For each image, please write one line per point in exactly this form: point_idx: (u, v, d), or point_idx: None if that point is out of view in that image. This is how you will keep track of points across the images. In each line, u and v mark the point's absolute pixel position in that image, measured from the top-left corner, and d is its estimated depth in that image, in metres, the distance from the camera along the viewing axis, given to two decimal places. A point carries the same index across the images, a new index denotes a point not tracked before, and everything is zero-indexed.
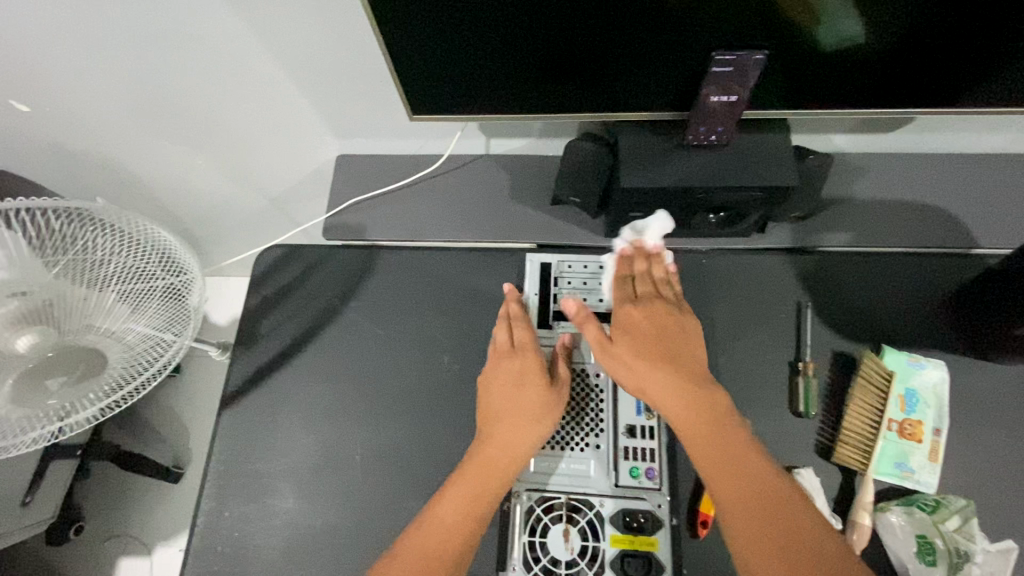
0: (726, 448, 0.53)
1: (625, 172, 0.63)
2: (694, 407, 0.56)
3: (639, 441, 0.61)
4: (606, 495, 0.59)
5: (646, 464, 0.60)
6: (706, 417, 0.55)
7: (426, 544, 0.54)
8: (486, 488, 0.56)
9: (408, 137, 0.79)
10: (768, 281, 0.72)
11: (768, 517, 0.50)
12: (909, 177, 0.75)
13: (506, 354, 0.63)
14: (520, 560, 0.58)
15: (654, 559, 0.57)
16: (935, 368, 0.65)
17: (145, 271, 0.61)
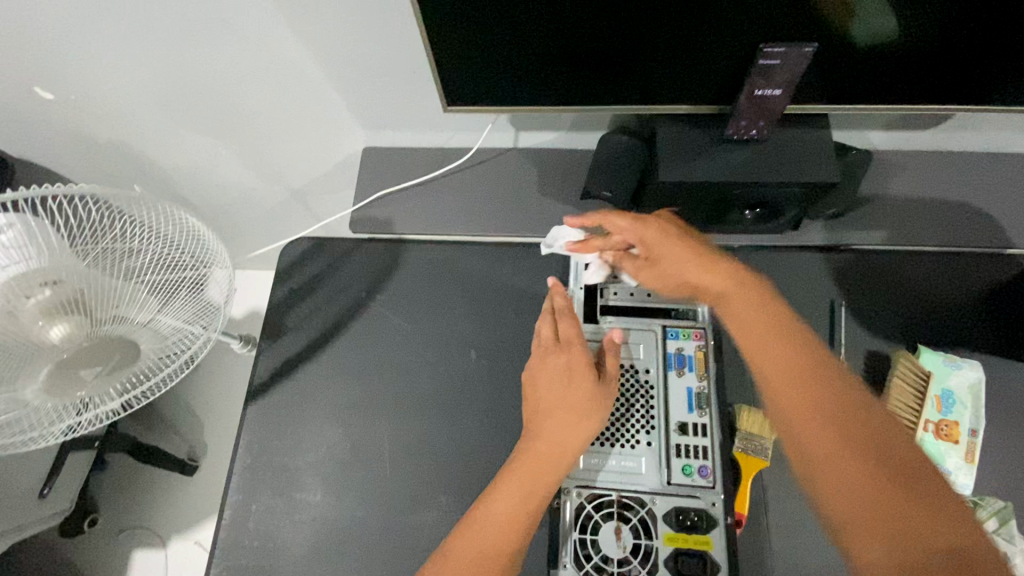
0: (803, 370, 0.49)
1: (663, 166, 0.62)
2: (761, 318, 0.53)
3: (693, 439, 0.59)
4: (658, 493, 0.57)
5: (700, 462, 0.58)
6: (781, 341, 0.51)
7: (478, 543, 0.53)
8: (538, 485, 0.55)
9: (434, 131, 0.79)
10: (802, 279, 0.71)
11: (856, 449, 0.44)
12: (943, 175, 0.74)
13: (552, 349, 0.61)
14: (570, 558, 0.56)
15: (710, 559, 0.55)
16: (972, 368, 0.64)
17: (173, 263, 0.62)
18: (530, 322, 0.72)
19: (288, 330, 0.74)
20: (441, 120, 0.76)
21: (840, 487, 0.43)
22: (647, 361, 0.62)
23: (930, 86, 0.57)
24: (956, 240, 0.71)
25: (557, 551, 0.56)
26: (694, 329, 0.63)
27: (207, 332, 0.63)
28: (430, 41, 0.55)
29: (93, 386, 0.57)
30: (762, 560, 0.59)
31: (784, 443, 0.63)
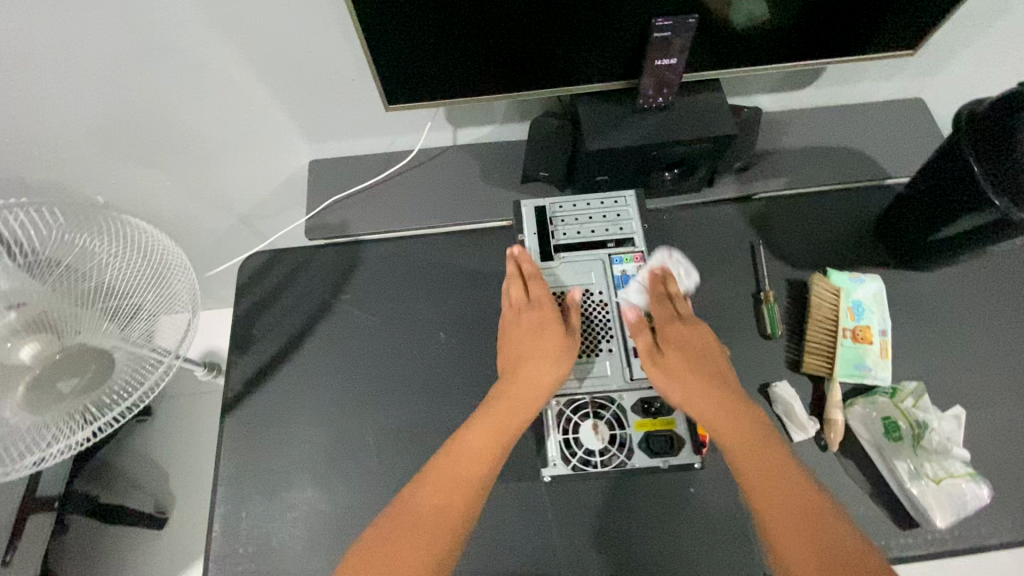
0: (744, 429, 0.57)
1: (588, 137, 0.70)
2: (727, 408, 0.58)
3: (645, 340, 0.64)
4: (624, 389, 0.63)
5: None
6: (727, 400, 0.59)
7: (449, 478, 0.57)
8: (508, 423, 0.59)
9: (377, 136, 0.84)
10: (723, 227, 0.80)
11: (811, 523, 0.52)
12: (824, 125, 0.86)
13: (523, 304, 0.65)
14: (557, 456, 0.62)
15: (676, 436, 0.61)
16: (873, 281, 0.75)
17: (139, 282, 0.63)
18: (491, 297, 0.77)
19: (257, 340, 0.76)
20: (382, 124, 0.81)
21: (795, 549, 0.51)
22: (599, 284, 0.67)
23: (795, 46, 0.68)
24: (843, 178, 0.83)
25: (545, 452, 0.62)
26: (635, 253, 0.68)
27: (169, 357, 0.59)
28: (371, 43, 0.60)
29: (58, 407, 0.54)
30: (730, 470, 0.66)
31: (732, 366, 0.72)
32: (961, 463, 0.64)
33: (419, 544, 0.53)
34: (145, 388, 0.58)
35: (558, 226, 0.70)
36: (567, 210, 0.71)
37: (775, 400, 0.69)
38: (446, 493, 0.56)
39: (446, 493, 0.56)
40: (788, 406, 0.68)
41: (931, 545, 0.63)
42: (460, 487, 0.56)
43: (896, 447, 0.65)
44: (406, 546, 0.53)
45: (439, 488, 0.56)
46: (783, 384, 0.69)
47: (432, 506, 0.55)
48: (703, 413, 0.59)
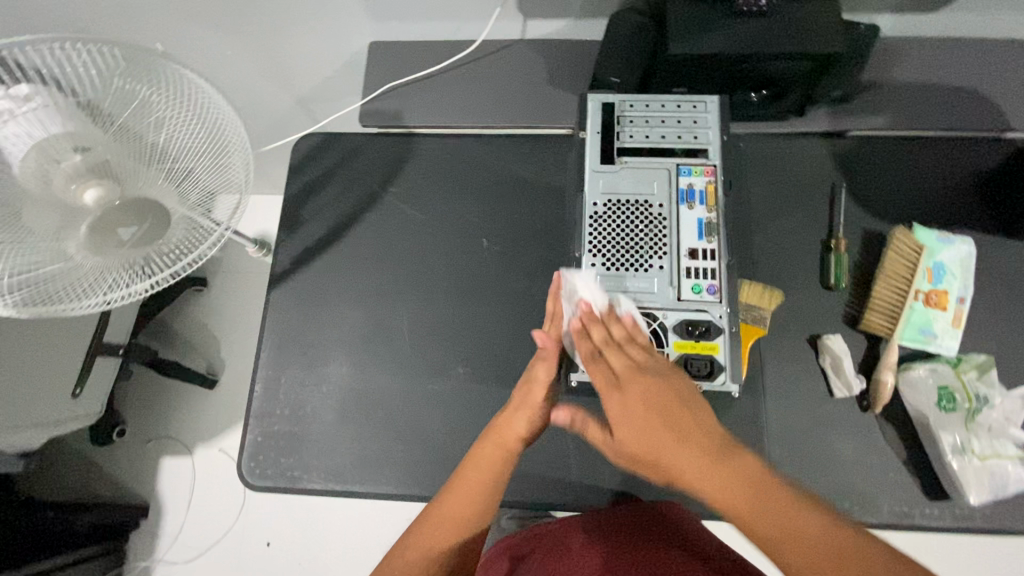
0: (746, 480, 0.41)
1: (674, 38, 0.62)
2: (715, 466, 0.42)
3: (701, 262, 0.58)
4: (669, 307, 0.57)
5: (708, 280, 0.58)
6: (680, 421, 0.45)
7: (465, 487, 0.54)
8: (508, 438, 0.56)
9: (441, 21, 0.77)
10: (802, 163, 0.73)
11: (788, 535, 0.38)
12: (951, 57, 0.73)
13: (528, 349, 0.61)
14: None
15: (715, 361, 0.56)
16: (963, 243, 0.67)
17: (193, 143, 0.62)
18: (540, 208, 0.75)
19: (307, 221, 0.77)
20: (450, 5, 0.74)
21: (789, 553, 0.37)
22: (661, 197, 0.60)
23: None
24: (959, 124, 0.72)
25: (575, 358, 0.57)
26: (706, 166, 0.61)
27: (219, 229, 0.61)
28: None
29: (122, 255, 0.57)
30: (758, 414, 0.65)
31: (782, 313, 0.68)
32: (1013, 446, 0.61)
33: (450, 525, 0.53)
34: (189, 260, 0.60)
35: (624, 126, 0.63)
36: (637, 110, 0.63)
37: (824, 352, 0.66)
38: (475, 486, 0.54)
39: (442, 528, 0.53)
40: (837, 360, 0.65)
41: (958, 520, 0.60)
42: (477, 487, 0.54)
43: (947, 417, 0.62)
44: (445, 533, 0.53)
45: (441, 535, 0.53)
46: (836, 337, 0.66)
47: (460, 507, 0.54)
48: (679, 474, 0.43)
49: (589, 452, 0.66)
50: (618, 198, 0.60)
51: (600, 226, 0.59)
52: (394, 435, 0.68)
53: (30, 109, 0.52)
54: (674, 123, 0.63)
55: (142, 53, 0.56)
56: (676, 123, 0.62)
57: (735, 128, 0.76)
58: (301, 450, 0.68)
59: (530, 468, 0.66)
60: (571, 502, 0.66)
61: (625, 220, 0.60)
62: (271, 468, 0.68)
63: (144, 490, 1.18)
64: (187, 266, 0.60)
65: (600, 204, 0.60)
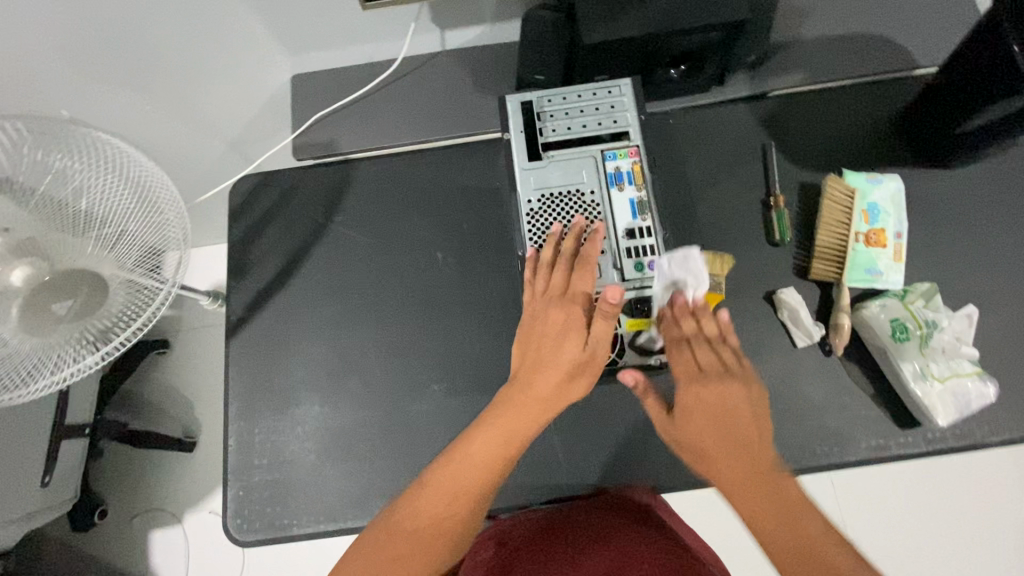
0: (777, 497, 0.49)
1: (587, 27, 0.63)
2: (755, 470, 0.52)
3: (639, 241, 0.60)
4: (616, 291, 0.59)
5: (650, 258, 0.59)
6: (733, 421, 0.55)
7: (461, 468, 0.53)
8: (545, 398, 0.57)
9: (359, 43, 0.77)
10: (732, 128, 0.76)
11: (809, 552, 0.46)
12: (851, 9, 0.77)
13: (554, 299, 0.59)
14: None
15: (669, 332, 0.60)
16: (891, 181, 0.70)
17: (118, 204, 0.59)
18: (487, 213, 0.75)
19: (256, 264, 0.75)
20: (364, 28, 0.74)
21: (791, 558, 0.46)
22: (591, 183, 0.61)
23: None
24: (867, 68, 0.76)
25: None
26: (629, 148, 0.62)
27: (165, 289, 0.58)
28: None
29: (62, 331, 0.55)
30: None
31: (735, 275, 0.70)
32: (969, 363, 0.63)
33: (457, 501, 0.52)
34: (137, 326, 0.56)
35: (546, 121, 0.64)
36: (555, 104, 0.64)
37: (781, 306, 0.68)
38: (505, 439, 0.55)
39: (459, 493, 0.52)
40: (794, 312, 0.67)
41: (931, 443, 0.63)
42: (513, 447, 0.54)
43: (905, 347, 0.63)
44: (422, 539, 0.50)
45: (439, 507, 0.51)
46: (790, 290, 0.68)
47: (463, 483, 0.52)
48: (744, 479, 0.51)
49: (575, 444, 0.67)
50: (550, 192, 0.62)
51: (538, 222, 0.61)
52: (379, 463, 0.67)
53: None
54: (592, 111, 0.63)
55: (49, 123, 0.56)
56: (593, 110, 0.63)
57: (650, 108, 0.77)
58: (287, 496, 0.67)
59: (520, 470, 0.66)
60: (565, 496, 0.66)
61: (561, 212, 0.62)
62: (259, 520, 0.66)
63: (137, 569, 1.13)
64: (137, 331, 0.57)
65: (535, 200, 0.61)
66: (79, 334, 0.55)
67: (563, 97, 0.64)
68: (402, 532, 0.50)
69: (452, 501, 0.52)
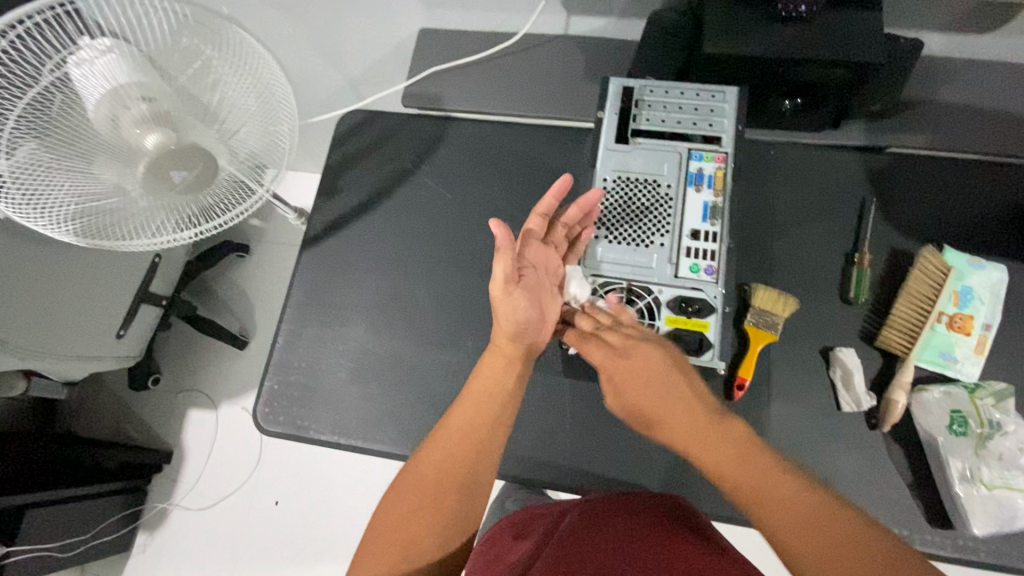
0: (745, 454, 0.46)
1: (710, 37, 0.63)
2: (708, 426, 0.48)
3: (701, 244, 0.61)
4: (665, 284, 0.60)
5: (707, 262, 0.61)
6: (664, 380, 0.51)
7: (451, 431, 0.52)
8: (512, 348, 0.56)
9: (489, 12, 0.80)
10: (834, 173, 0.73)
11: (803, 521, 0.41)
12: (1001, 83, 0.71)
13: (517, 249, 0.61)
14: None
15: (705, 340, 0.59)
16: (995, 269, 0.65)
17: (245, 107, 0.67)
18: None
19: (343, 190, 0.81)
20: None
21: (794, 536, 0.41)
22: (669, 178, 0.63)
23: None
24: (1002, 148, 0.70)
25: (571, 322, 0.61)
26: (717, 153, 0.63)
27: (260, 193, 0.69)
28: None
29: (172, 197, 0.63)
30: (759, 418, 0.64)
31: (795, 321, 0.68)
32: None
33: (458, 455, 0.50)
34: (240, 211, 0.70)
35: (643, 109, 0.66)
36: (656, 95, 0.66)
37: (835, 364, 0.65)
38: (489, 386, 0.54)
39: (454, 455, 0.50)
40: (848, 374, 0.64)
41: (959, 550, 0.59)
42: (491, 399, 0.53)
43: (957, 440, 0.60)
44: (425, 497, 0.49)
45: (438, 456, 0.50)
46: (849, 350, 0.65)
47: (462, 437, 0.51)
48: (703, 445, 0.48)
49: (585, 437, 0.67)
50: (628, 176, 0.64)
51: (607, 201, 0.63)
52: (400, 399, 0.71)
53: (106, 59, 0.56)
54: (691, 110, 0.65)
55: (209, 18, 0.60)
56: (692, 110, 0.65)
57: (750, 133, 0.75)
58: (313, 403, 0.72)
59: (526, 446, 0.68)
60: (563, 483, 0.67)
61: (633, 197, 0.63)
62: (283, 416, 0.72)
63: (170, 437, 1.25)
64: (237, 216, 0.70)
65: (610, 180, 0.64)
66: (183, 204, 0.66)
67: (667, 91, 0.67)
68: (412, 485, 0.49)
69: (457, 456, 0.50)
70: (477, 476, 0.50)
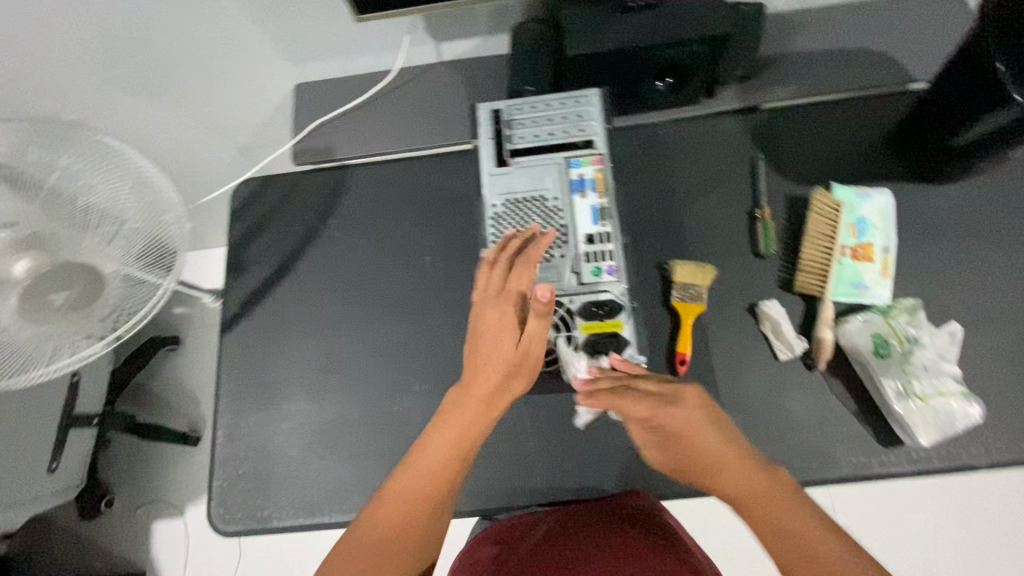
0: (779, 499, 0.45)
1: (570, 40, 0.65)
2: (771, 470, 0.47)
3: (597, 246, 0.64)
4: (573, 291, 0.63)
5: (606, 263, 0.63)
6: (711, 424, 0.49)
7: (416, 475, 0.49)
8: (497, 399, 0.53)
9: (359, 55, 0.80)
10: (720, 140, 0.76)
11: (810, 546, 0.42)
12: (844, 25, 0.77)
13: (492, 298, 0.55)
14: None
15: (620, 336, 0.61)
16: (880, 195, 0.70)
17: (122, 205, 0.64)
18: (476, 220, 0.77)
19: (252, 263, 0.78)
20: (361, 41, 0.77)
21: None
22: (555, 190, 0.66)
23: None
24: (860, 84, 0.75)
25: None
26: (593, 157, 0.67)
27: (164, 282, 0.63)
28: None
29: (60, 319, 0.57)
30: (708, 388, 0.66)
31: (718, 287, 0.70)
32: (953, 381, 0.62)
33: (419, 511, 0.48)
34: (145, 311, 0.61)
35: (515, 130, 0.69)
36: (524, 113, 0.68)
37: (763, 319, 0.67)
38: (451, 444, 0.50)
39: (414, 506, 0.48)
40: (776, 324, 0.66)
41: (913, 463, 0.62)
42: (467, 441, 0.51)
43: (884, 364, 0.63)
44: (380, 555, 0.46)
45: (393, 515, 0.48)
46: (772, 302, 0.67)
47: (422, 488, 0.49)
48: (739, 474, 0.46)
49: (551, 450, 0.67)
50: (515, 197, 0.66)
51: (500, 224, 0.65)
52: (359, 462, 0.69)
53: None
54: (559, 120, 0.68)
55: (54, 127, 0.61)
56: (561, 120, 0.68)
57: (615, 121, 0.77)
58: (270, 490, 0.69)
59: (495, 475, 0.67)
60: (539, 501, 0.66)
61: (525, 215, 0.65)
62: (239, 511, 0.68)
63: (138, 558, 1.16)
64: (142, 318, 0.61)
65: (500, 205, 0.65)
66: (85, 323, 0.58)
67: (533, 107, 0.69)
68: (362, 546, 0.46)
69: (415, 511, 0.48)
70: (435, 525, 0.49)
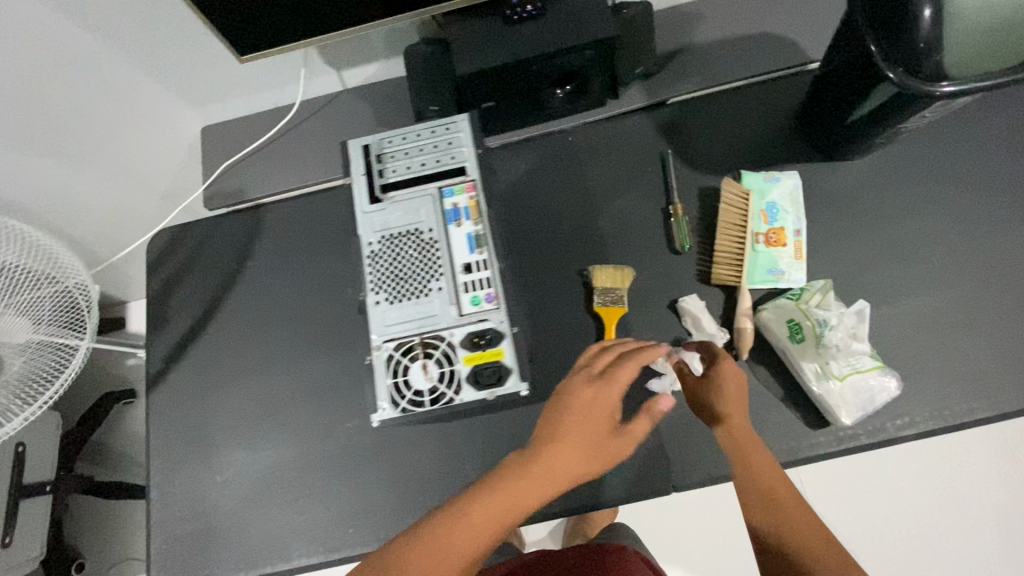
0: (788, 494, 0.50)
1: (457, 60, 0.64)
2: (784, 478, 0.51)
3: (474, 274, 0.62)
4: (454, 324, 0.61)
5: (485, 290, 0.62)
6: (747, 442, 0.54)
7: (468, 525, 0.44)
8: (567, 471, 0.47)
9: (260, 91, 0.79)
10: (629, 138, 0.76)
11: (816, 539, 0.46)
12: (738, 12, 0.77)
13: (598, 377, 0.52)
14: (387, 397, 0.60)
15: (503, 366, 0.60)
16: (789, 178, 0.70)
17: (29, 274, 0.66)
18: None
19: (173, 314, 0.77)
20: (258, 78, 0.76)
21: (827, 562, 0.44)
22: (429, 222, 0.64)
23: None
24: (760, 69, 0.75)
25: (376, 396, 0.60)
26: (466, 184, 0.65)
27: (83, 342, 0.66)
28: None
29: None
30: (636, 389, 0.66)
31: (638, 287, 0.70)
32: (866, 357, 0.62)
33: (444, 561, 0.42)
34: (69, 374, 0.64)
35: (387, 164, 0.67)
36: (394, 146, 0.67)
37: (684, 315, 0.67)
38: (501, 508, 0.45)
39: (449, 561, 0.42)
40: (696, 319, 0.66)
41: (841, 442, 0.62)
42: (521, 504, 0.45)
43: (799, 348, 0.63)
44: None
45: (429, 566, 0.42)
46: (691, 297, 0.68)
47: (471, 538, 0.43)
48: (758, 463, 0.52)
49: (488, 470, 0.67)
50: (390, 233, 0.64)
51: (376, 262, 0.63)
52: (298, 505, 0.68)
53: None
54: (430, 150, 0.66)
55: None
56: (432, 150, 0.66)
57: (491, 142, 0.77)
58: (211, 544, 0.68)
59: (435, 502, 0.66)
60: None
61: (401, 250, 0.63)
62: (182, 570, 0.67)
63: None
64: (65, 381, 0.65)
65: (375, 243, 0.64)
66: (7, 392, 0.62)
67: (403, 139, 0.67)
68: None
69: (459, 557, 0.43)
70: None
